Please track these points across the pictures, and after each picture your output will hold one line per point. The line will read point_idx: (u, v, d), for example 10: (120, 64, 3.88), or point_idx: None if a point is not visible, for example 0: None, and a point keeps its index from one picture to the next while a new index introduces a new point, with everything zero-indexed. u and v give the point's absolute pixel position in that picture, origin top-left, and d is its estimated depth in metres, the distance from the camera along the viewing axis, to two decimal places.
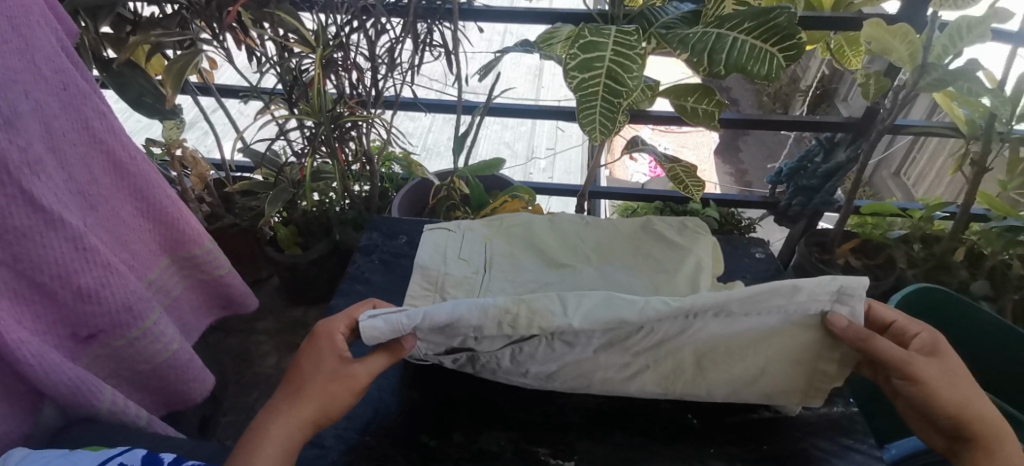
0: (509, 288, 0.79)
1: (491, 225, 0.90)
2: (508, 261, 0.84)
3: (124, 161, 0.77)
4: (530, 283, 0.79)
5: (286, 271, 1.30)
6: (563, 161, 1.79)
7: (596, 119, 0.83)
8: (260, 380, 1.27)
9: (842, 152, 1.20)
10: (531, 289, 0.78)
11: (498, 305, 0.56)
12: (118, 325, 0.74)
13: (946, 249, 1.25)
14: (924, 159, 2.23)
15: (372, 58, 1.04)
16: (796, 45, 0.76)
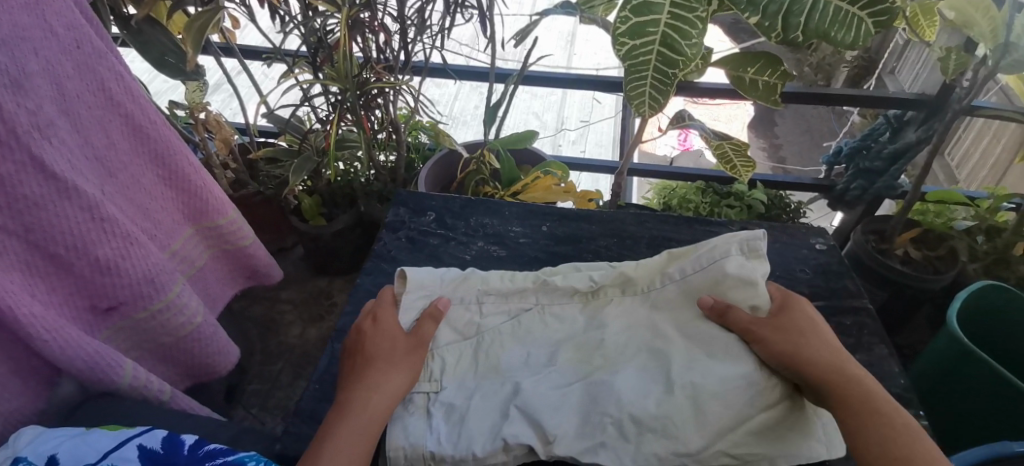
0: (529, 359, 0.63)
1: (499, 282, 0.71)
2: (519, 326, 0.67)
3: (142, 124, 0.71)
4: (551, 354, 0.64)
5: (310, 242, 1.26)
6: (596, 133, 1.71)
7: (646, 92, 0.78)
8: (284, 350, 1.25)
9: (912, 132, 1.09)
10: (553, 365, 0.62)
11: (505, 290, 0.70)
12: (139, 297, 0.70)
13: (1009, 242, 1.15)
14: (969, 139, 2.06)
15: (401, 20, 0.96)
16: (889, 10, 0.67)
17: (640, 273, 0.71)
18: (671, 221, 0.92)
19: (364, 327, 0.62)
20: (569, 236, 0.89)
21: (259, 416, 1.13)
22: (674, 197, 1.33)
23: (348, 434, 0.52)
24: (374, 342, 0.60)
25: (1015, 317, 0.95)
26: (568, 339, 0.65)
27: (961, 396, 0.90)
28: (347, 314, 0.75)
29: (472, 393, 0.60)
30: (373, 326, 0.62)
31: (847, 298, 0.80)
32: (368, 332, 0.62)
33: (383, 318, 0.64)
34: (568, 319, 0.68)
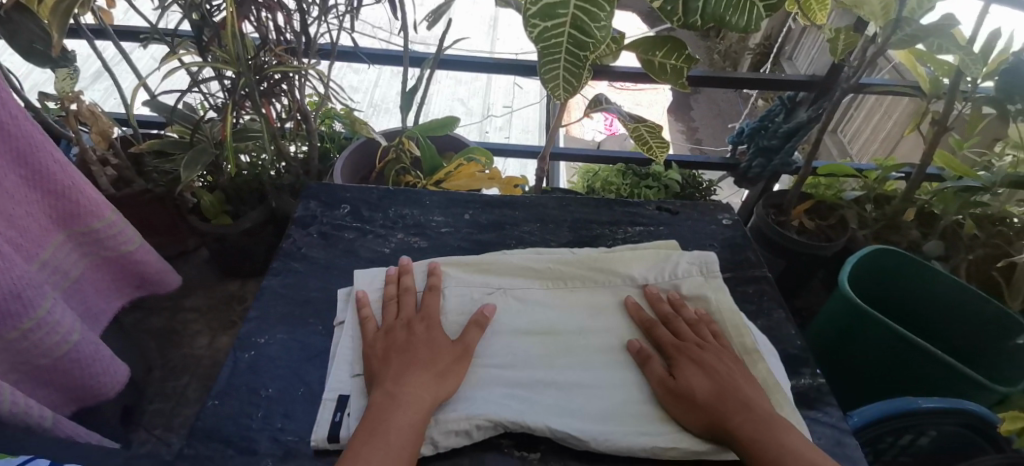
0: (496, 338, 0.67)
1: (464, 266, 0.75)
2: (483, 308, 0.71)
3: (3, 121, 0.63)
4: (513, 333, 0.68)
5: (214, 243, 1.18)
6: (521, 119, 1.69)
7: (559, 75, 0.77)
8: (190, 363, 1.17)
9: (804, 111, 1.18)
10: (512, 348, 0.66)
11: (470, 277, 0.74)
12: (5, 315, 0.62)
13: (898, 210, 1.27)
14: (861, 116, 2.24)
15: (301, 0, 0.90)
16: None
17: (603, 263, 0.76)
18: (591, 204, 0.93)
19: (417, 327, 0.64)
20: (491, 223, 0.88)
21: (166, 435, 1.05)
22: (598, 180, 1.37)
23: (405, 414, 0.54)
24: (419, 342, 0.62)
25: (904, 279, 1.05)
26: (530, 320, 0.70)
27: (862, 357, 0.98)
28: (251, 320, 0.71)
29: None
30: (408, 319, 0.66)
31: (749, 269, 0.84)
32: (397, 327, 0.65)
33: (433, 318, 0.66)
34: (532, 300, 0.72)
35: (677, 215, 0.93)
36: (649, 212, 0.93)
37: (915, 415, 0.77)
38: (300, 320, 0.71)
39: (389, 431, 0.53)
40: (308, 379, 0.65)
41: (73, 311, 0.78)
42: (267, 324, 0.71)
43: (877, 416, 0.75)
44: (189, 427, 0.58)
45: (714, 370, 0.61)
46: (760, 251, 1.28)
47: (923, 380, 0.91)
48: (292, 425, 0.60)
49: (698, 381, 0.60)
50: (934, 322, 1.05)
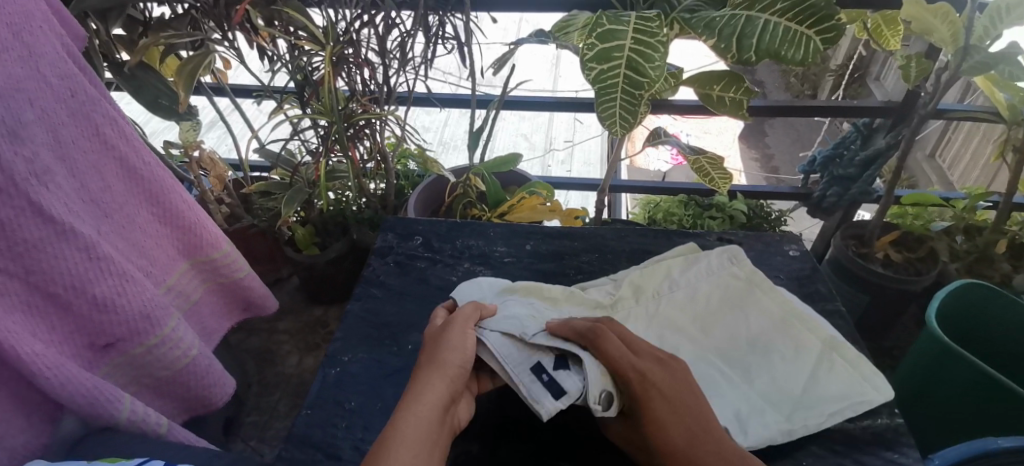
0: None
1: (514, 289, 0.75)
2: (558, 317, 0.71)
3: (136, 167, 0.75)
4: None
5: (304, 271, 1.28)
6: (582, 152, 1.75)
7: (616, 112, 0.80)
8: (280, 381, 1.26)
9: (881, 139, 1.14)
10: None
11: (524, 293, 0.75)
12: (135, 333, 0.72)
13: (988, 242, 1.18)
14: (960, 140, 2.11)
15: (384, 54, 1.00)
16: (836, 26, 0.70)
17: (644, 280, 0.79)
18: (651, 234, 0.95)
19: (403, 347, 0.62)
20: (553, 253, 0.92)
21: (258, 446, 1.14)
22: (660, 210, 1.37)
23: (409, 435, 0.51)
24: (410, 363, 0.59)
25: (992, 316, 0.98)
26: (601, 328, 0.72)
27: (950, 399, 0.91)
28: (336, 340, 0.77)
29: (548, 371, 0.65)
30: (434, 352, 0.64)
31: (820, 302, 0.82)
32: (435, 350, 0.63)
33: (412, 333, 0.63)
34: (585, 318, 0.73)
35: (741, 245, 0.93)
36: (711, 242, 0.94)
37: None
38: (379, 341, 0.77)
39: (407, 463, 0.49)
40: (385, 396, 0.70)
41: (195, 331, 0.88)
42: (350, 344, 0.77)
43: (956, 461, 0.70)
44: (286, 434, 0.65)
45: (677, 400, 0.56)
46: (839, 284, 1.22)
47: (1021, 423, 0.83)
48: (373, 437, 0.65)
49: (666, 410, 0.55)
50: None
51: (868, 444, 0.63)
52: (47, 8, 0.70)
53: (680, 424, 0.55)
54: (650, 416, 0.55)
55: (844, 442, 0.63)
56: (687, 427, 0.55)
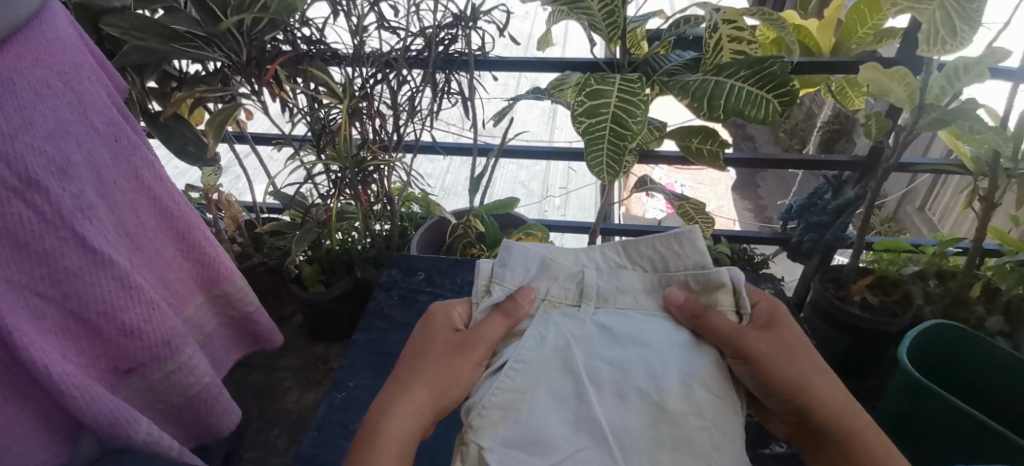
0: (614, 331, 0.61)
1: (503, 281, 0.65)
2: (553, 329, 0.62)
3: (168, 205, 0.77)
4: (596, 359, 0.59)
5: (309, 308, 1.33)
6: (577, 199, 1.84)
7: (604, 161, 0.88)
8: (281, 416, 1.30)
9: (851, 190, 1.24)
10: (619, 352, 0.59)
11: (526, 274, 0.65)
12: (156, 359, 0.73)
13: (962, 285, 1.25)
14: (948, 193, 2.19)
15: (394, 107, 1.10)
16: (790, 91, 0.83)
17: None
18: None
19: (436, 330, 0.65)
20: None
21: None
22: None
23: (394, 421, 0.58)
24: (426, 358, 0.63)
25: (970, 356, 1.03)
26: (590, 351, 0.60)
27: (926, 433, 0.96)
28: (343, 367, 0.83)
29: (622, 287, 0.65)
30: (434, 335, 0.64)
31: None
32: (439, 344, 0.63)
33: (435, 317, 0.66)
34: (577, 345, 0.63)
35: None
36: None
37: None
38: (383, 368, 0.83)
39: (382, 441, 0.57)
40: None
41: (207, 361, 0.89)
42: (356, 370, 0.83)
43: None
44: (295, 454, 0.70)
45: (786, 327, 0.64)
46: (820, 325, 1.29)
47: (1000, 459, 0.86)
48: None
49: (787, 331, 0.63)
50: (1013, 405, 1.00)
51: None
52: (91, 57, 0.73)
53: (793, 331, 0.63)
54: (779, 317, 0.64)
55: None
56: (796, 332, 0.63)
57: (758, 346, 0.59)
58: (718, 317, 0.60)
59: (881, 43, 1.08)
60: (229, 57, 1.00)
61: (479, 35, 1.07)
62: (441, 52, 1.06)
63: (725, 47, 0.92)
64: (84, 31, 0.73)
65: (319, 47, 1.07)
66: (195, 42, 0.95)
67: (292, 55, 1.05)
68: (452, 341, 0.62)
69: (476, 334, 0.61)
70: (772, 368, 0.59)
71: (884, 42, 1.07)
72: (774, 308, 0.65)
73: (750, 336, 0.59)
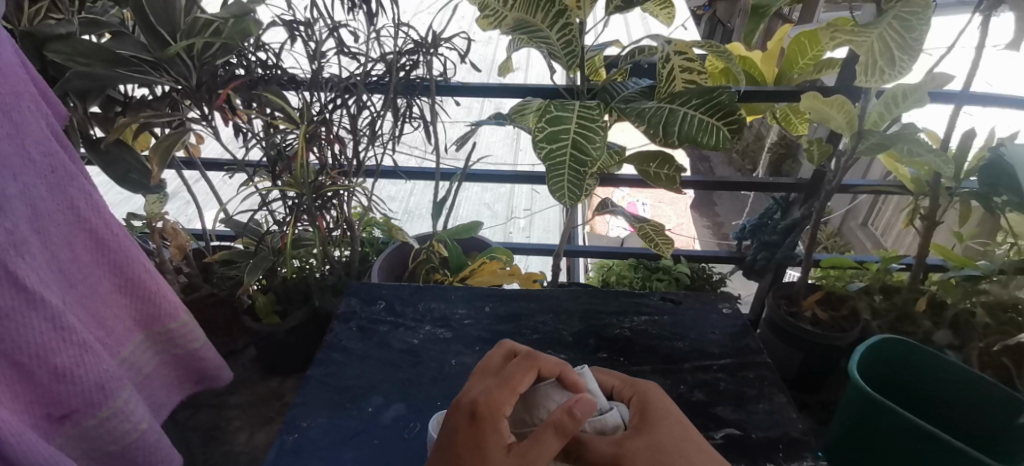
0: None
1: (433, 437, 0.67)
2: None
3: (105, 238, 0.74)
4: None
5: (263, 340, 1.29)
6: (542, 220, 1.86)
7: (565, 186, 0.90)
8: (231, 456, 1.24)
9: (798, 210, 1.29)
10: None
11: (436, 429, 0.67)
12: (90, 404, 0.68)
13: (907, 299, 1.32)
14: (889, 210, 2.30)
15: (354, 132, 1.08)
16: (738, 119, 0.88)
17: None
18: (600, 296, 1.03)
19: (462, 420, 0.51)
20: (509, 314, 0.98)
21: None
22: (611, 274, 1.48)
23: None
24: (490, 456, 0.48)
25: (915, 369, 1.08)
26: None
27: (886, 446, 0.97)
28: (297, 405, 0.80)
29: None
30: (481, 446, 0.49)
31: (752, 356, 0.91)
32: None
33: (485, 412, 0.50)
34: None
35: (681, 304, 1.02)
36: (655, 302, 1.02)
37: None
38: (340, 405, 0.80)
39: None
40: (344, 458, 0.73)
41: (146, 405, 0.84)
42: (310, 408, 0.80)
43: None
44: None
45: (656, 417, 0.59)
46: (776, 342, 1.32)
47: None
48: None
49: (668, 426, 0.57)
50: (962, 417, 1.05)
51: None
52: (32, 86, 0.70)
53: (670, 414, 0.59)
54: (654, 402, 0.61)
55: None
56: (675, 417, 0.59)
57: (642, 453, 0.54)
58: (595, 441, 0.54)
59: (821, 73, 1.14)
60: (178, 81, 0.98)
61: (441, 62, 1.08)
62: (402, 77, 1.06)
63: (677, 77, 0.95)
64: (27, 61, 0.70)
65: (274, 72, 1.04)
66: (140, 67, 0.93)
67: (245, 80, 1.01)
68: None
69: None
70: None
71: (824, 72, 1.12)
72: (646, 399, 0.61)
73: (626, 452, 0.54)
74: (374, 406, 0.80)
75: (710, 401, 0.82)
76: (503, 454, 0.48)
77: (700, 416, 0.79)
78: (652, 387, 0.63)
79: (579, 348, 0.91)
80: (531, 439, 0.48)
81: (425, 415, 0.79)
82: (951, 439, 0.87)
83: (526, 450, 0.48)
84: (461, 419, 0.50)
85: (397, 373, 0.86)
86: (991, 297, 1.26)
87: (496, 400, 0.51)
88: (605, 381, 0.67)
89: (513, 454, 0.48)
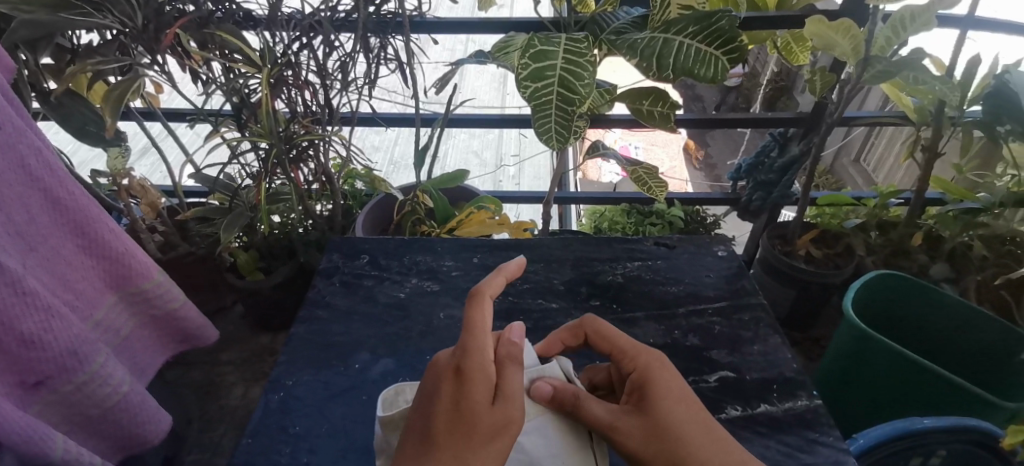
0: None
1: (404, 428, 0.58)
2: None
3: (61, 197, 0.68)
4: None
5: (249, 297, 1.25)
6: (531, 167, 1.81)
7: (552, 128, 0.85)
8: (226, 413, 1.23)
9: (796, 145, 1.25)
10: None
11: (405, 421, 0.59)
12: (63, 370, 0.64)
13: (903, 234, 1.30)
14: (882, 144, 2.25)
15: (323, 76, 1.02)
16: (738, 47, 0.81)
17: None
18: (591, 242, 1.00)
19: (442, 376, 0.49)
20: (499, 265, 0.95)
21: None
22: (604, 220, 1.44)
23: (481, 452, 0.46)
24: (468, 399, 0.47)
25: (905, 300, 1.07)
26: None
27: (871, 378, 0.98)
28: (281, 363, 0.77)
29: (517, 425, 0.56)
30: (467, 400, 0.47)
31: (746, 297, 0.89)
32: (478, 418, 0.47)
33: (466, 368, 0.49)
34: None
35: (675, 249, 0.99)
36: (647, 247, 0.99)
37: (933, 443, 0.79)
38: (326, 362, 0.78)
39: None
40: (331, 416, 0.71)
41: (127, 367, 0.80)
42: (294, 367, 0.77)
43: (884, 437, 0.76)
44: (228, 463, 0.64)
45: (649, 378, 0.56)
46: (770, 282, 1.30)
47: (948, 404, 0.90)
48: (318, 459, 0.65)
49: (666, 380, 0.56)
50: (955, 351, 1.06)
51: (792, 426, 0.68)
52: None
53: (672, 396, 0.55)
54: (651, 383, 0.55)
55: (774, 431, 0.68)
56: (679, 396, 0.55)
57: (632, 442, 0.52)
58: (541, 384, 0.55)
59: None
60: (124, 22, 0.90)
61: None
62: (372, 13, 0.98)
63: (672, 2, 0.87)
64: None
65: (227, 7, 0.96)
66: (83, 8, 0.86)
67: (193, 17, 0.92)
68: (493, 417, 0.47)
69: (516, 401, 0.49)
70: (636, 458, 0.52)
71: None
72: (648, 368, 0.57)
73: (624, 427, 0.53)
74: (361, 363, 0.78)
75: (705, 345, 0.80)
76: (490, 402, 0.48)
77: (694, 360, 0.78)
78: (650, 354, 0.58)
79: (570, 296, 0.89)
80: (503, 379, 0.50)
81: (413, 368, 0.77)
82: (945, 373, 0.87)
83: (510, 391, 0.49)
84: (447, 382, 0.48)
85: (384, 328, 0.83)
86: (988, 230, 1.24)
87: (477, 357, 0.49)
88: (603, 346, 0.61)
89: (499, 398, 0.48)
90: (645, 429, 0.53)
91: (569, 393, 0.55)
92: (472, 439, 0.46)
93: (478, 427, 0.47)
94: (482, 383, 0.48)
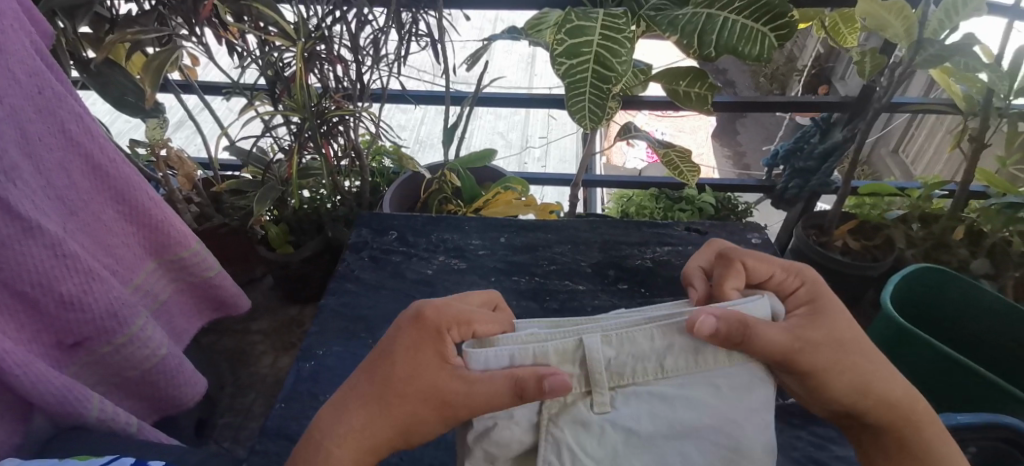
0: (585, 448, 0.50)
1: None
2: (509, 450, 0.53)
3: (102, 163, 0.69)
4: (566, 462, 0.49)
5: (279, 270, 1.27)
6: (558, 149, 1.78)
7: (585, 107, 0.83)
8: (256, 381, 1.25)
9: (839, 132, 1.20)
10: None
11: None
12: (103, 332, 0.65)
13: (945, 228, 1.25)
14: (922, 135, 2.17)
15: (355, 51, 1.01)
16: (788, 24, 0.78)
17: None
18: (621, 226, 0.98)
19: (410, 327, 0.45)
20: (526, 245, 0.94)
21: (233, 446, 1.12)
22: (632, 204, 1.41)
23: (408, 411, 0.43)
24: (422, 356, 0.44)
25: (948, 296, 1.03)
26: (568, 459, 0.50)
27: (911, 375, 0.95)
28: (312, 334, 0.78)
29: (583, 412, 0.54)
30: (424, 356, 0.44)
31: None
32: (424, 379, 0.43)
33: (431, 321, 0.45)
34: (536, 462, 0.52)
35: (707, 235, 0.97)
36: (678, 232, 0.97)
37: (971, 445, 0.76)
38: (355, 334, 0.79)
39: (388, 414, 0.43)
40: None
41: (165, 331, 0.82)
42: (325, 338, 0.78)
43: None
44: (261, 427, 0.66)
45: (821, 303, 0.50)
46: None
47: (988, 406, 0.87)
48: None
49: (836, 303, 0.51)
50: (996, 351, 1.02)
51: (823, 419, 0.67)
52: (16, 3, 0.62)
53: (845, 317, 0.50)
54: (824, 300, 0.50)
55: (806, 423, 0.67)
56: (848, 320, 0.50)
57: (819, 356, 0.45)
58: (705, 316, 0.42)
59: None
60: None
61: None
62: None
63: None
64: None
65: None
66: None
67: None
68: (439, 386, 0.43)
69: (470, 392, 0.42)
70: (827, 382, 0.46)
71: None
72: (820, 291, 0.51)
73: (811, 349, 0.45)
74: None
75: None
76: (446, 370, 0.44)
77: None
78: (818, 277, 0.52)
79: (598, 278, 0.88)
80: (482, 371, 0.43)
81: None
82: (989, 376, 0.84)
83: (472, 378, 0.42)
84: (414, 332, 0.45)
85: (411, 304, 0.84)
86: None
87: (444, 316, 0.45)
88: (758, 274, 0.53)
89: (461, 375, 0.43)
90: (832, 341, 0.46)
91: (735, 321, 0.42)
92: (405, 394, 0.43)
93: (417, 386, 0.43)
94: (440, 353, 0.44)
